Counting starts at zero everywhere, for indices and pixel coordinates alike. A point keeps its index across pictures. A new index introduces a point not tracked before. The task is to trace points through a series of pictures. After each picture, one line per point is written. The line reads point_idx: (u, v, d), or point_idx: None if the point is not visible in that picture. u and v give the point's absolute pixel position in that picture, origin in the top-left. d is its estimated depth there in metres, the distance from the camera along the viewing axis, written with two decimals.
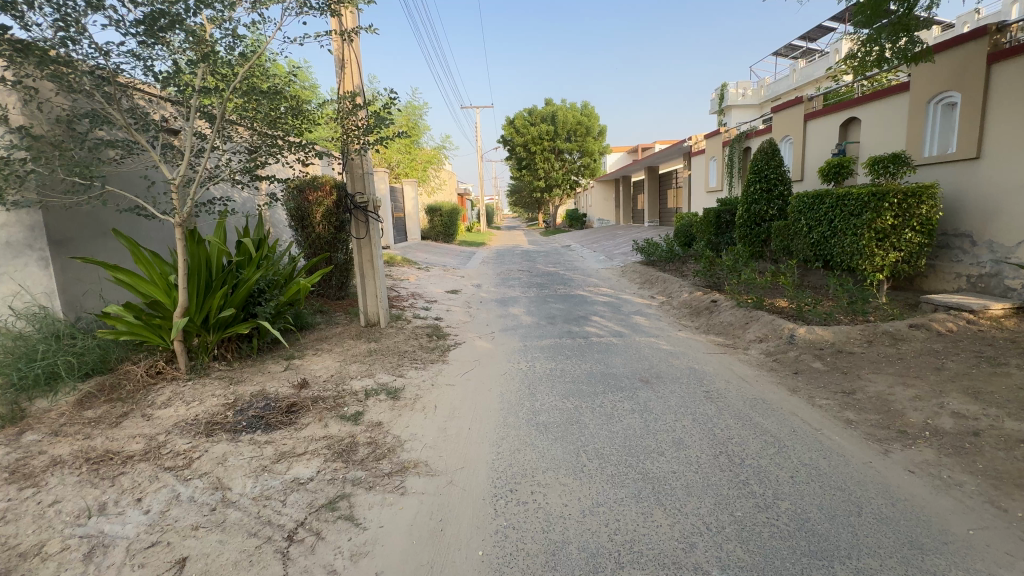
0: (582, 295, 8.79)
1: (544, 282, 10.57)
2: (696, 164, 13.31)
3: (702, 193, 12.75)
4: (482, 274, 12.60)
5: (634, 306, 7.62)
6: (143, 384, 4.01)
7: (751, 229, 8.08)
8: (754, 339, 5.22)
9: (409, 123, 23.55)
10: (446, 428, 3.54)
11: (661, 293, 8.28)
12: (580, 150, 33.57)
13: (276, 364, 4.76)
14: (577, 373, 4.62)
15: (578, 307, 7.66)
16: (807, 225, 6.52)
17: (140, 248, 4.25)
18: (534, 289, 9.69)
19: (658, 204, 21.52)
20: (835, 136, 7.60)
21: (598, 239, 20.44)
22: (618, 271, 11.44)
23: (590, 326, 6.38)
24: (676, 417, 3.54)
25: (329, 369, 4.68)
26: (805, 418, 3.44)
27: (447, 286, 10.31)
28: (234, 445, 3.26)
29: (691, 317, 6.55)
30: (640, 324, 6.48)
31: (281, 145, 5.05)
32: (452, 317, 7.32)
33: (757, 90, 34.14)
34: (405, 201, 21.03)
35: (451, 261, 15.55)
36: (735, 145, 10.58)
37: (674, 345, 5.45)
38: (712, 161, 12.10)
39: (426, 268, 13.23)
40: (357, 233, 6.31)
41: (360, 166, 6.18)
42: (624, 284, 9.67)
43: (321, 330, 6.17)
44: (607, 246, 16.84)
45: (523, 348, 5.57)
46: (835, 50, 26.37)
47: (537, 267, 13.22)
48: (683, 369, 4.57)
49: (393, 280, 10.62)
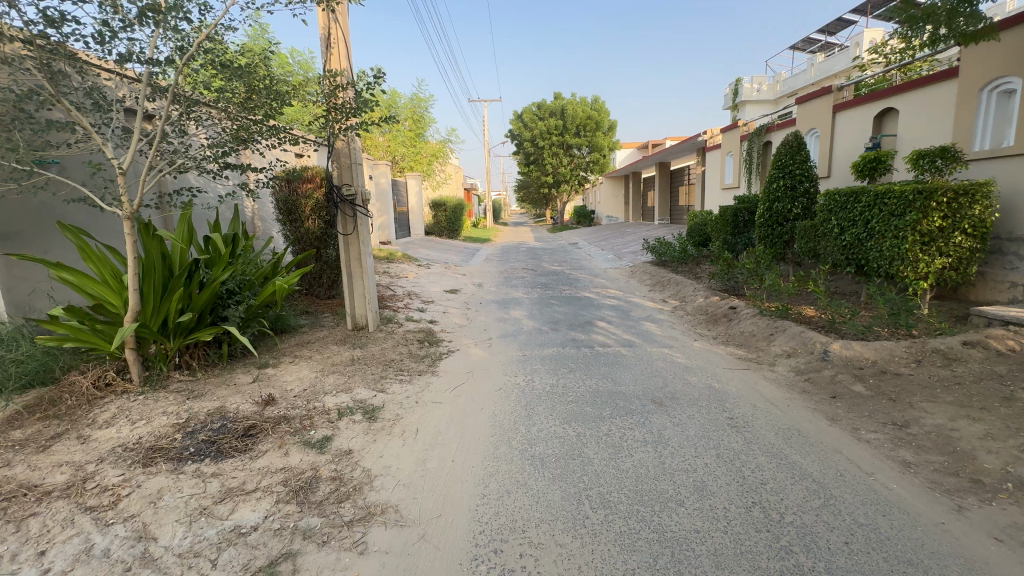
0: (588, 298, 8.22)
1: (548, 282, 10.01)
2: (711, 160, 12.64)
3: (717, 191, 12.09)
4: (484, 272, 12.07)
5: (645, 311, 7.04)
6: (88, 398, 3.54)
7: (773, 229, 7.47)
8: (781, 354, 4.65)
9: (415, 116, 23.03)
10: (425, 460, 3.02)
11: (674, 297, 7.70)
12: (590, 145, 32.86)
13: (245, 375, 4.27)
14: (581, 390, 4.09)
15: (584, 311, 7.10)
16: (837, 226, 5.92)
17: (88, 243, 3.76)
18: (537, 290, 9.15)
19: (669, 202, 20.83)
20: (868, 128, 6.97)
21: (607, 237, 19.83)
22: (626, 272, 10.85)
23: (597, 334, 5.83)
24: (697, 452, 2.99)
25: (302, 382, 4.19)
26: (852, 458, 2.88)
27: (447, 285, 9.79)
28: (174, 478, 2.77)
29: (708, 326, 5.97)
30: (651, 332, 5.91)
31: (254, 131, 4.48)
32: (447, 321, 6.80)
33: (773, 86, 33.18)
34: (409, 195, 20.53)
35: (454, 258, 15.03)
36: (755, 139, 9.93)
37: (690, 358, 4.90)
38: (729, 156, 11.44)
39: (426, 265, 12.72)
40: (344, 229, 5.80)
41: (346, 155, 5.70)
42: (634, 286, 9.09)
43: (304, 333, 5.68)
44: (616, 245, 16.23)
45: (522, 359, 5.04)
46: (856, 44, 25.42)
47: (543, 266, 12.67)
48: (701, 389, 4.01)
49: (390, 278, 10.12)
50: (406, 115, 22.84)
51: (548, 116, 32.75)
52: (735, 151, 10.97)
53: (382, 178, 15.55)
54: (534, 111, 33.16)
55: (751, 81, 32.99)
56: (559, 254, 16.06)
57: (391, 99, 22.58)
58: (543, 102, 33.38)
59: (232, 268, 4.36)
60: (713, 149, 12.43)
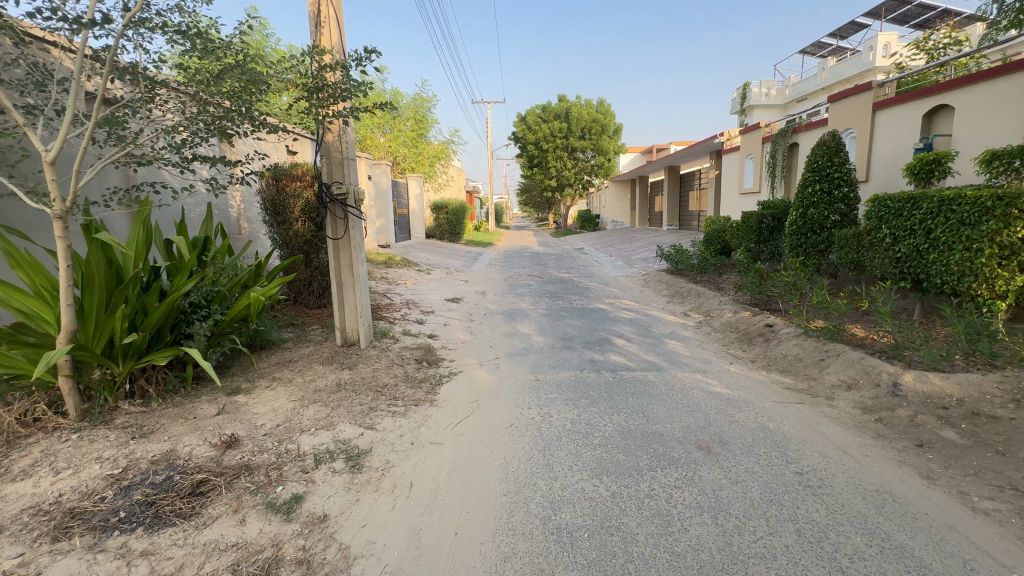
0: (603, 310, 7.56)
1: (556, 291, 9.35)
2: (728, 163, 11.99)
3: (735, 196, 11.44)
4: (487, 279, 11.40)
5: (667, 327, 6.37)
6: (6, 438, 2.88)
7: (806, 237, 6.82)
8: (838, 385, 3.99)
9: (417, 116, 22.44)
10: (421, 533, 2.35)
11: (697, 311, 7.04)
12: (595, 148, 32.28)
13: (210, 405, 3.61)
14: (608, 428, 3.43)
15: (599, 326, 6.44)
16: (888, 235, 5.25)
17: (17, 247, 3.10)
18: (546, 300, 8.49)
19: (678, 207, 20.19)
20: (914, 128, 6.32)
21: (613, 242, 19.20)
22: (639, 281, 10.20)
23: (617, 354, 5.17)
24: (770, 528, 2.32)
25: (277, 414, 3.52)
26: (977, 540, 2.22)
27: (448, 294, 9.12)
28: (90, 559, 2.11)
29: (741, 346, 5.31)
30: (678, 352, 5.24)
31: (225, 116, 3.78)
32: (449, 335, 6.14)
33: (782, 90, 32.59)
34: (409, 197, 19.91)
35: (455, 263, 14.36)
36: (779, 141, 9.28)
37: (729, 386, 4.24)
38: (748, 159, 10.79)
39: (426, 271, 12.07)
40: (334, 232, 5.14)
41: (338, 149, 5.04)
42: (650, 297, 8.42)
43: (286, 351, 5.02)
44: (624, 251, 15.57)
45: (534, 384, 4.38)
46: (869, 48, 24.85)
47: (549, 273, 12.01)
48: (753, 430, 3.35)
49: (386, 285, 9.47)
50: (408, 115, 22.24)
51: (553, 119, 32.17)
52: (756, 153, 10.33)
53: (382, 178, 14.90)
54: (539, 113, 32.62)
55: (760, 86, 32.44)
56: (565, 260, 15.42)
57: (393, 98, 21.99)
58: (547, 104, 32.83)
59: (196, 278, 3.72)
60: (731, 151, 11.79)
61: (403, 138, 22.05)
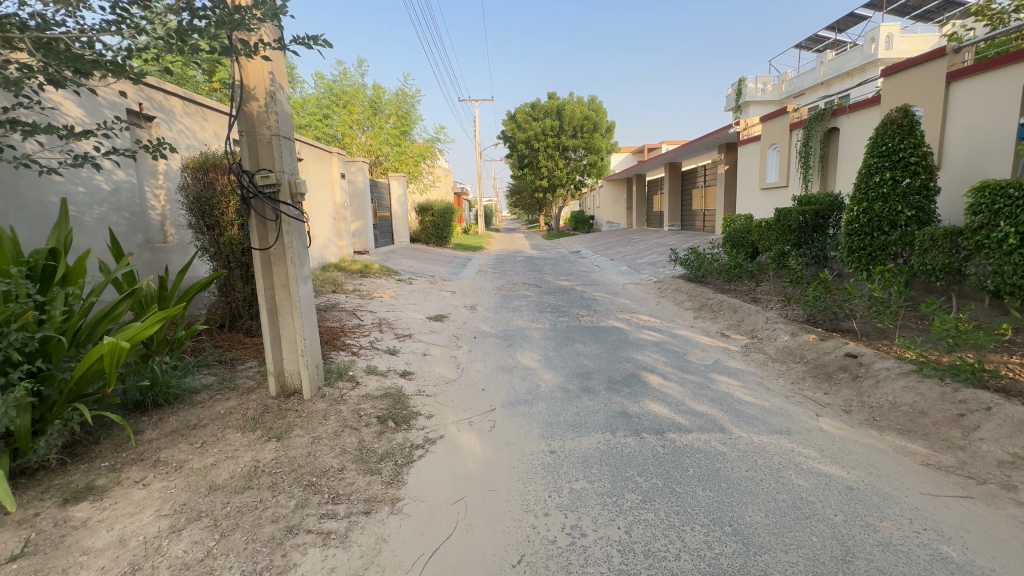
0: (620, 329, 6.18)
1: (559, 304, 7.97)
2: (746, 155, 10.71)
3: (756, 191, 10.15)
4: (477, 289, 9.99)
5: (708, 354, 5.01)
6: None
7: (869, 238, 5.52)
8: (1010, 464, 2.64)
9: (400, 112, 21.03)
10: None
11: (738, 332, 5.69)
12: (587, 147, 31.03)
13: (12, 536, 2.15)
14: (684, 566, 2.04)
15: (621, 353, 5.07)
16: (1010, 234, 3.95)
17: None
18: (549, 316, 7.09)
19: (680, 206, 18.95)
20: (1010, 99, 5.04)
21: (613, 245, 17.89)
22: (653, 290, 8.86)
23: (657, 401, 3.78)
24: None
25: (120, 556, 2.07)
26: None
27: (431, 310, 7.68)
28: None
29: (820, 386, 3.96)
30: (739, 396, 3.88)
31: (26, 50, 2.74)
32: (429, 372, 4.70)
33: (779, 85, 31.63)
34: (392, 199, 18.45)
35: (441, 270, 12.91)
36: (816, 126, 7.99)
37: (838, 460, 2.88)
38: (772, 150, 9.52)
39: (407, 280, 10.62)
40: (263, 239, 3.68)
41: (267, 123, 3.56)
42: (673, 312, 7.07)
43: (194, 410, 3.53)
44: (627, 255, 14.25)
45: (549, 461, 2.97)
46: (871, 39, 23.87)
47: (548, 281, 10.64)
48: (930, 570, 1.98)
49: (358, 301, 8.00)
50: (390, 111, 20.80)
51: (542, 116, 31.00)
52: (782, 142, 9.03)
53: (359, 177, 13.37)
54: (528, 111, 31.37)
55: (755, 81, 31.50)
56: (563, 264, 14.06)
57: (373, 93, 20.53)
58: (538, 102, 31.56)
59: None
60: (750, 142, 10.48)
61: (384, 135, 20.58)
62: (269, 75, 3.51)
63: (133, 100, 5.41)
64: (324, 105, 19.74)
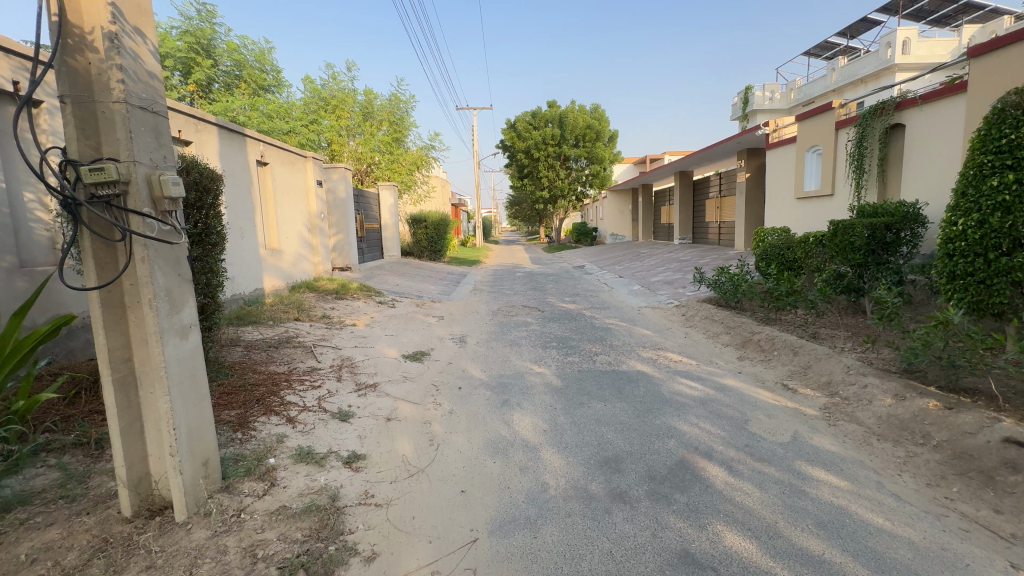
0: (648, 377, 4.79)
1: (566, 337, 6.59)
2: (778, 160, 9.41)
3: (791, 202, 8.85)
4: (470, 314, 8.63)
5: (778, 424, 3.61)
6: None
7: (983, 260, 4.14)
8: None
9: (392, 118, 19.83)
10: None
11: (806, 386, 4.30)
12: (589, 157, 29.89)
13: None
14: None
15: (658, 421, 3.67)
16: None
17: None
18: (554, 354, 5.71)
19: (691, 217, 17.63)
20: None
21: (618, 260, 16.54)
22: (676, 317, 7.49)
23: (734, 528, 2.38)
24: None
25: None
26: None
27: (410, 345, 6.31)
28: None
29: (979, 497, 2.56)
30: (859, 515, 2.48)
31: None
32: (388, 455, 3.30)
33: (786, 93, 30.62)
34: (382, 210, 17.13)
35: (431, 289, 11.54)
36: (873, 123, 6.66)
37: None
38: (813, 153, 8.23)
39: (390, 302, 9.25)
40: (103, 271, 2.29)
41: (111, 87, 2.20)
42: (709, 350, 5.68)
43: None
44: (638, 271, 12.91)
45: None
46: (886, 44, 22.80)
47: (551, 303, 9.27)
48: None
49: (324, 332, 6.62)
50: (383, 117, 19.58)
51: (543, 125, 29.89)
52: (826, 144, 7.73)
53: (340, 186, 12.05)
54: (528, 120, 30.26)
55: (762, 89, 30.51)
56: (566, 282, 12.69)
57: (364, 98, 19.33)
58: (538, 109, 30.43)
59: None
60: (782, 145, 9.19)
61: (376, 142, 19.31)
62: (110, 10, 2.17)
63: (7, 78, 4.07)
64: (311, 110, 18.49)
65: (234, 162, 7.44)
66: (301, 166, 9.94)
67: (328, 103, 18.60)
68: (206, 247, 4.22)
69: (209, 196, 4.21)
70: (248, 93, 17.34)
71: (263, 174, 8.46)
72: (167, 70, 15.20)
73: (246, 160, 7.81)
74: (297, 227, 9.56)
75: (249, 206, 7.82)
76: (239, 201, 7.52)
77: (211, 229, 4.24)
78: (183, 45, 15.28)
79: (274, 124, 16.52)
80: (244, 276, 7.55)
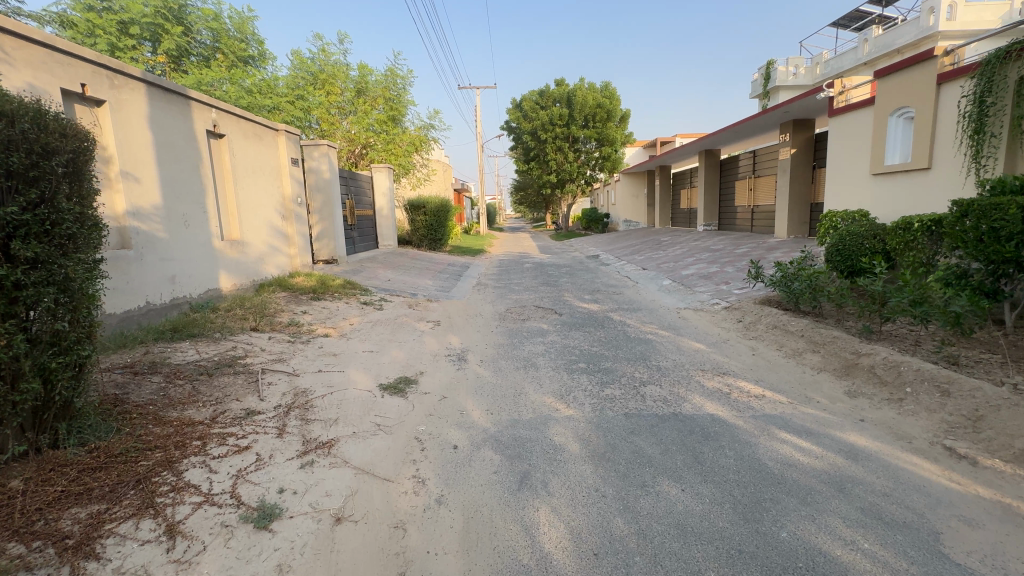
0: (730, 429, 3.28)
1: (596, 354, 5.07)
2: (845, 128, 7.79)
3: (864, 178, 7.25)
4: (472, 318, 7.12)
5: (998, 547, 2.09)
6: None
7: None
8: None
9: (388, 95, 18.13)
10: None
11: (991, 455, 2.77)
12: (600, 139, 28.05)
13: None
14: None
15: (786, 538, 2.17)
16: None
17: None
18: (586, 384, 4.21)
19: (718, 202, 15.93)
20: None
21: (637, 249, 14.94)
22: (732, 325, 5.95)
23: None
24: None
25: None
26: None
27: (394, 367, 4.82)
28: None
29: None
30: None
31: None
32: None
33: (812, 68, 28.47)
34: (376, 195, 15.61)
35: (429, 285, 10.04)
36: (1004, 70, 5.00)
37: None
38: (897, 117, 6.63)
39: (377, 303, 7.76)
40: None
41: None
42: (798, 379, 4.15)
43: None
44: (663, 263, 11.35)
45: None
46: (928, 9, 20.67)
47: (569, 303, 7.75)
48: None
49: (284, 350, 5.13)
50: (378, 94, 17.90)
51: (550, 105, 28.00)
52: (924, 103, 6.08)
53: (321, 166, 10.46)
54: (535, 100, 28.37)
55: (786, 64, 28.45)
56: (582, 276, 11.15)
57: (358, 73, 17.62)
58: (546, 88, 28.53)
59: None
60: (853, 110, 7.58)
61: (370, 121, 17.64)
62: None
63: None
64: (300, 87, 16.80)
65: (174, 131, 5.90)
66: (271, 140, 8.39)
67: (318, 78, 16.91)
68: (58, 242, 2.72)
69: (57, 161, 2.69)
70: (227, 66, 15.65)
71: (217, 148, 6.91)
72: (135, 40, 13.51)
73: (193, 131, 6.27)
74: (266, 213, 8.03)
75: (198, 188, 6.30)
76: (183, 181, 6.01)
77: (62, 212, 2.73)
78: (151, 10, 13.52)
79: (258, 101, 14.88)
80: (192, 276, 6.10)
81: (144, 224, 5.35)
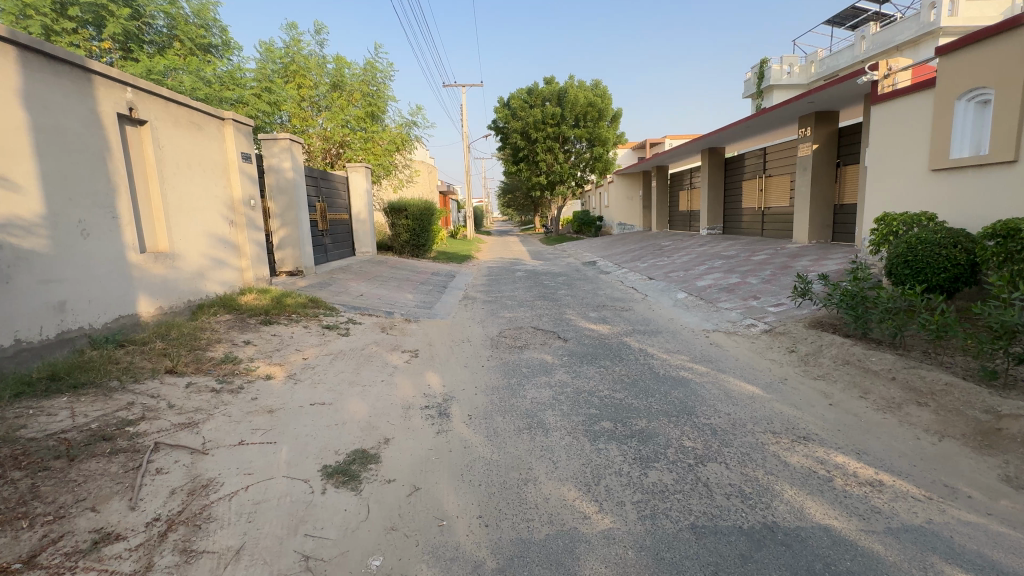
0: (873, 567, 2.03)
1: (624, 404, 3.82)
2: (893, 118, 6.69)
3: (921, 175, 6.15)
4: (458, 345, 5.83)
5: None
6: None
7: None
8: None
9: (367, 90, 16.78)
10: None
11: None
12: (591, 137, 26.69)
13: None
14: None
15: None
16: None
17: None
18: (620, 462, 2.96)
19: (723, 204, 14.86)
20: None
21: (638, 254, 13.77)
22: (783, 356, 4.75)
23: None
24: None
25: None
26: None
27: (349, 430, 3.50)
28: None
29: None
30: None
31: None
32: None
33: (806, 66, 27.74)
34: (352, 197, 14.22)
35: (408, 300, 8.71)
36: None
37: None
38: (967, 102, 5.53)
39: (343, 326, 6.42)
40: None
41: None
42: (917, 452, 2.93)
43: None
44: (673, 271, 10.17)
45: None
46: (929, 4, 19.97)
47: (574, 325, 6.50)
48: None
49: (201, 405, 3.78)
50: (356, 89, 16.51)
51: (540, 103, 26.86)
52: (1007, 83, 4.99)
53: (284, 163, 9.08)
54: (523, 98, 27.22)
55: (780, 62, 27.73)
56: (583, 286, 9.93)
57: (333, 66, 16.24)
58: (535, 86, 27.40)
59: None
60: (901, 96, 6.49)
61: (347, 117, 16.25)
62: None
63: None
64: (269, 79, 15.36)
65: (66, 113, 4.52)
66: (217, 132, 7.02)
67: (289, 70, 15.45)
68: None
69: None
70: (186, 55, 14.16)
71: (136, 137, 5.54)
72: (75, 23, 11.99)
73: (98, 114, 4.90)
74: (207, 218, 6.64)
75: (104, 187, 4.91)
76: (80, 177, 4.63)
77: None
78: None
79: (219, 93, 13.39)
80: (94, 301, 4.71)
81: (13, 237, 3.97)
